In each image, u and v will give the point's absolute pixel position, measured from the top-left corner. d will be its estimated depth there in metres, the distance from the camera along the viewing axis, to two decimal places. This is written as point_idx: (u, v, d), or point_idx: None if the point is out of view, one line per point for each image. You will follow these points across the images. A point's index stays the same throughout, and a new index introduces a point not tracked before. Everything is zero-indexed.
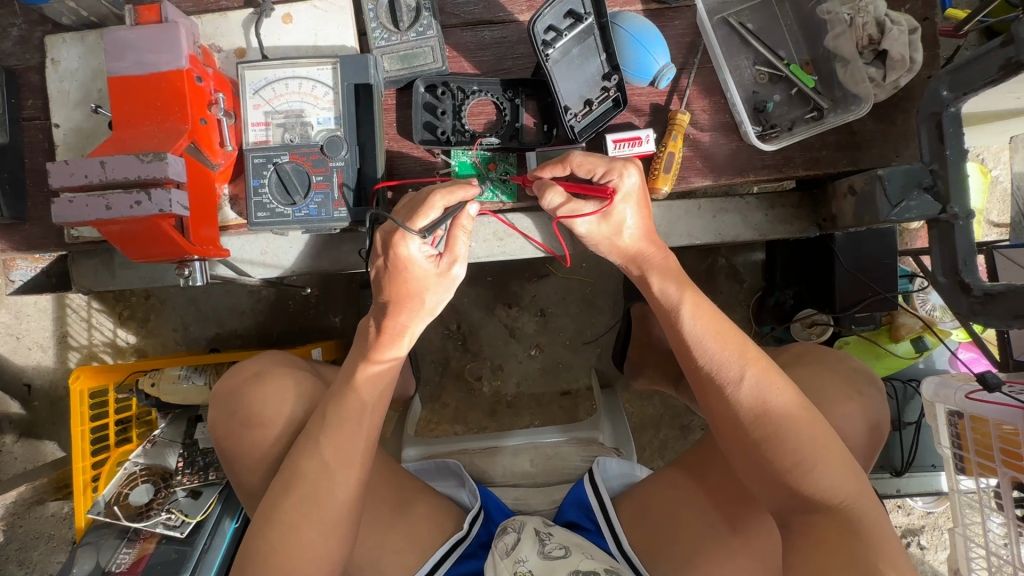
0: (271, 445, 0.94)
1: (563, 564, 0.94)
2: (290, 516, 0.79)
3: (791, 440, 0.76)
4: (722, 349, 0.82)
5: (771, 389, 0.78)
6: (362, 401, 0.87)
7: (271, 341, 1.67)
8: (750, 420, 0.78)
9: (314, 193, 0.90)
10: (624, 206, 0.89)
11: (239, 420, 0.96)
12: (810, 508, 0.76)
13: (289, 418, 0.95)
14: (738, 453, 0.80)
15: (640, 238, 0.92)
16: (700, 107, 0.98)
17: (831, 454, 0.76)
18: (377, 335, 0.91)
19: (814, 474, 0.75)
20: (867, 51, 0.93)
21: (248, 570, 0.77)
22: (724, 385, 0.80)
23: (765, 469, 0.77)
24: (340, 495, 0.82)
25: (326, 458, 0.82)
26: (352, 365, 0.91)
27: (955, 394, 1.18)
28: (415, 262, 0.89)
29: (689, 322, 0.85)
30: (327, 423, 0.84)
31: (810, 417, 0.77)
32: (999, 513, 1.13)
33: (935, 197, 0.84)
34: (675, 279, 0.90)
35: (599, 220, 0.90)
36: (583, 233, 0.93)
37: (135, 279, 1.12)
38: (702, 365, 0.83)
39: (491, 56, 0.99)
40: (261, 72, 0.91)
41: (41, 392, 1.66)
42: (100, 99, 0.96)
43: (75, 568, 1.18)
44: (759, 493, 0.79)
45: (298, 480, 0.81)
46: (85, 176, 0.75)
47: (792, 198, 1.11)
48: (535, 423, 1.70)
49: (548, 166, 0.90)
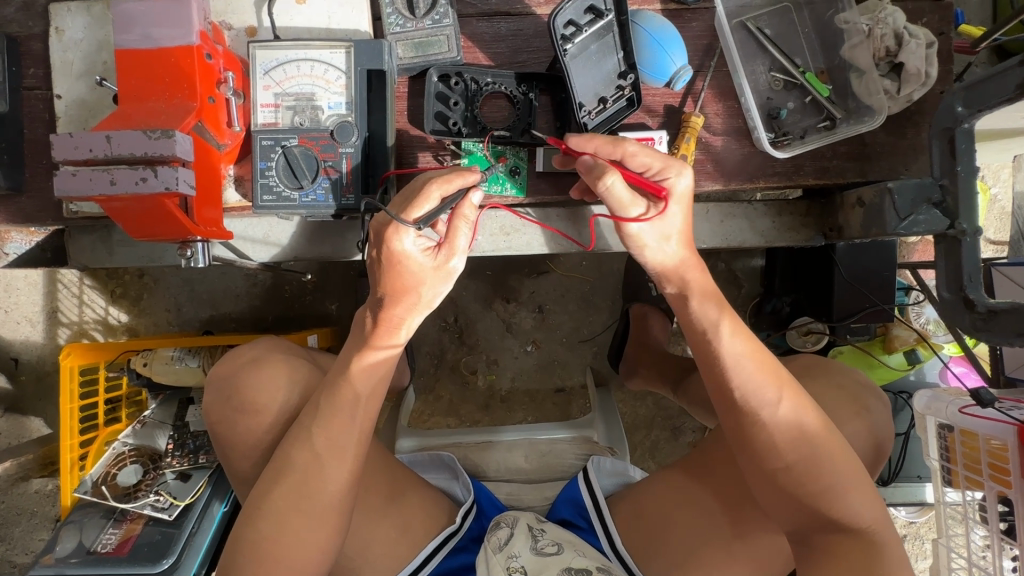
0: (265, 432, 0.93)
1: (555, 561, 0.96)
2: (280, 505, 0.80)
3: (825, 464, 0.78)
4: (760, 372, 0.81)
5: (806, 413, 0.79)
6: (355, 393, 0.85)
7: (265, 326, 1.66)
8: (786, 444, 0.79)
9: (321, 178, 0.88)
10: (674, 208, 0.86)
11: (232, 405, 0.95)
12: (833, 527, 0.80)
13: (283, 404, 0.95)
14: (768, 476, 0.81)
15: (683, 248, 0.87)
16: (714, 110, 0.97)
17: (855, 475, 0.80)
18: (373, 327, 0.88)
19: (844, 497, 0.78)
20: (884, 63, 0.92)
21: (240, 558, 0.79)
22: (762, 408, 0.80)
23: (797, 491, 0.79)
24: (331, 487, 0.82)
25: (317, 447, 0.83)
26: (348, 355, 0.89)
27: (948, 407, 1.21)
28: (410, 257, 0.83)
29: (726, 343, 0.83)
30: (320, 414, 0.84)
31: (838, 442, 0.80)
32: (982, 526, 1.17)
33: (943, 212, 0.84)
34: (713, 298, 0.86)
35: (652, 218, 0.85)
36: (631, 233, 0.85)
37: (133, 258, 1.07)
38: (738, 388, 0.81)
39: (505, 48, 0.98)
40: (273, 52, 0.88)
41: (28, 367, 1.64)
42: (105, 71, 0.94)
43: (59, 545, 1.19)
44: (782, 513, 0.82)
45: (288, 474, 0.81)
46: (90, 150, 0.71)
47: (800, 206, 1.09)
48: (527, 419, 1.71)
49: (604, 148, 0.84)
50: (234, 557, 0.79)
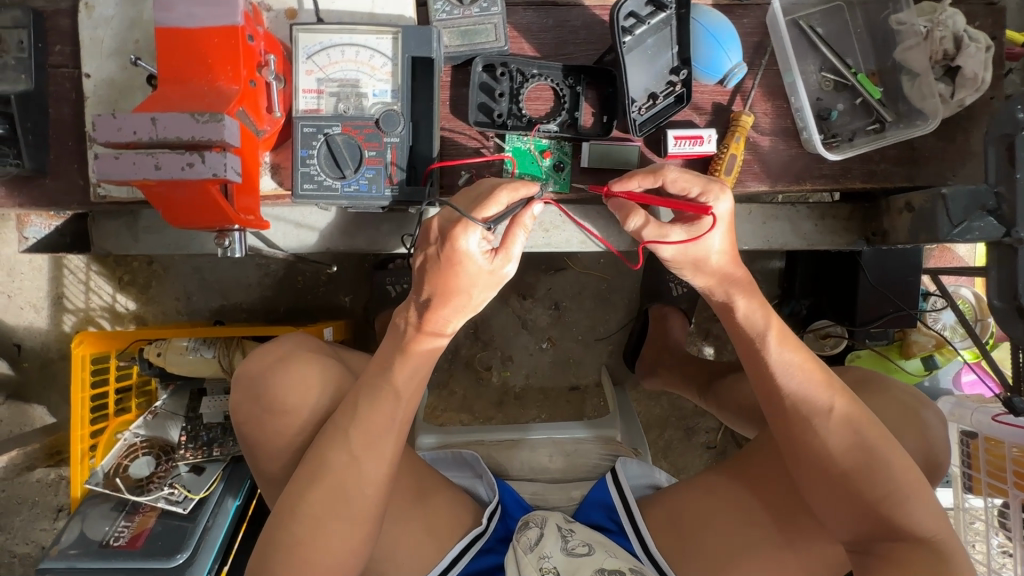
0: (296, 434, 0.91)
1: (588, 563, 0.94)
2: (315, 508, 0.77)
3: (883, 472, 0.77)
4: (811, 379, 0.81)
5: (862, 421, 0.79)
6: (396, 391, 0.83)
7: (277, 318, 1.63)
8: (840, 451, 0.78)
9: (365, 168, 0.86)
10: (713, 233, 0.83)
11: (262, 407, 0.93)
12: (896, 538, 0.78)
13: (315, 407, 0.91)
14: (823, 484, 0.80)
15: (727, 262, 0.85)
16: (763, 110, 0.96)
17: (917, 484, 0.78)
18: (416, 330, 0.85)
19: (906, 505, 0.77)
20: (939, 66, 0.91)
21: (273, 561, 0.76)
22: (814, 415, 0.80)
23: (855, 500, 0.78)
24: (367, 490, 0.80)
25: (354, 450, 0.80)
26: (387, 356, 0.86)
27: (972, 413, 1.22)
28: (471, 259, 0.81)
29: (776, 352, 0.83)
30: (358, 416, 0.81)
31: (897, 450, 0.79)
32: (1001, 534, 1.17)
33: (998, 220, 0.83)
34: (762, 307, 0.87)
35: (687, 245, 0.83)
36: (668, 259, 0.85)
37: (158, 245, 1.04)
38: (789, 395, 0.82)
39: (551, 39, 0.95)
40: (316, 35, 0.85)
41: (31, 353, 1.59)
42: (137, 51, 0.91)
43: (64, 536, 1.16)
44: (839, 523, 0.80)
45: (325, 474, 0.79)
46: (134, 133, 0.68)
47: (842, 209, 1.08)
48: (541, 417, 1.69)
49: (638, 177, 0.83)
50: (265, 557, 0.77)
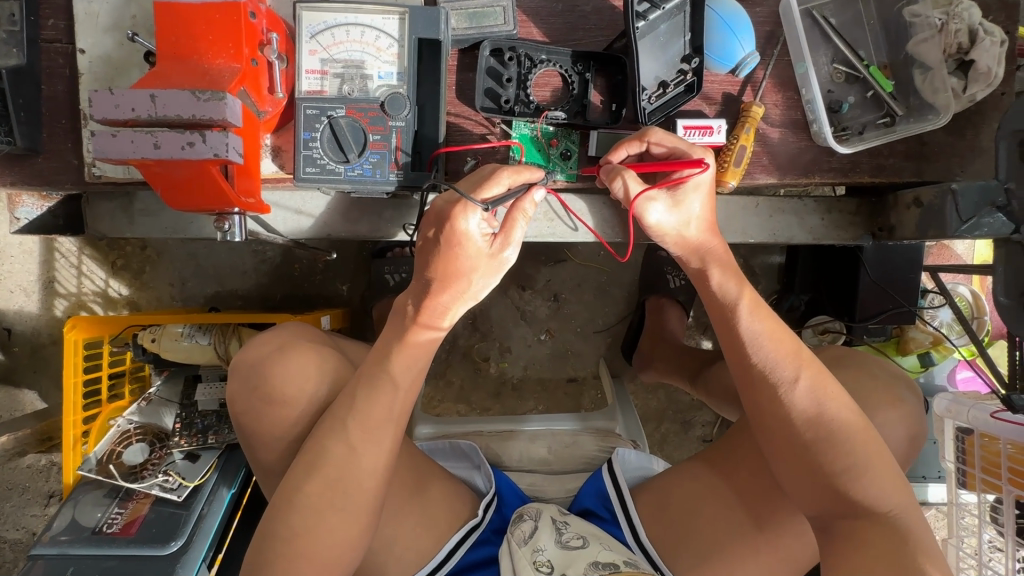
0: (293, 424, 0.89)
1: (581, 555, 0.94)
2: (314, 500, 0.76)
3: (844, 445, 0.76)
4: (779, 349, 0.80)
5: (826, 393, 0.78)
6: (395, 382, 0.82)
7: (273, 305, 1.61)
8: (802, 421, 0.78)
9: (369, 152, 0.84)
10: (692, 196, 0.83)
11: (260, 397, 0.91)
12: (855, 512, 0.77)
13: (312, 397, 0.90)
14: (785, 455, 0.79)
15: (705, 231, 0.85)
16: (773, 101, 0.94)
17: (879, 459, 0.77)
18: (415, 315, 0.83)
19: (863, 480, 0.76)
20: (953, 60, 0.90)
21: (269, 554, 0.75)
22: (779, 385, 0.79)
23: (815, 472, 0.77)
24: (367, 483, 0.78)
25: (353, 440, 0.78)
26: (385, 344, 0.84)
27: (971, 412, 1.20)
28: (471, 239, 0.79)
29: (746, 322, 0.82)
30: (355, 405, 0.80)
31: (863, 424, 0.78)
32: (994, 528, 1.18)
33: (1007, 216, 0.82)
34: (734, 275, 0.85)
35: (669, 209, 0.83)
36: (652, 225, 0.84)
37: (154, 229, 1.02)
38: (756, 364, 0.81)
39: (561, 24, 0.93)
40: (321, 14, 0.83)
41: (22, 338, 1.57)
42: (134, 27, 0.88)
43: (55, 522, 1.15)
44: (800, 495, 0.79)
45: (324, 463, 0.77)
46: (132, 110, 0.66)
47: (850, 204, 1.07)
48: (539, 408, 1.69)
49: (623, 144, 0.84)
50: (262, 552, 0.76)
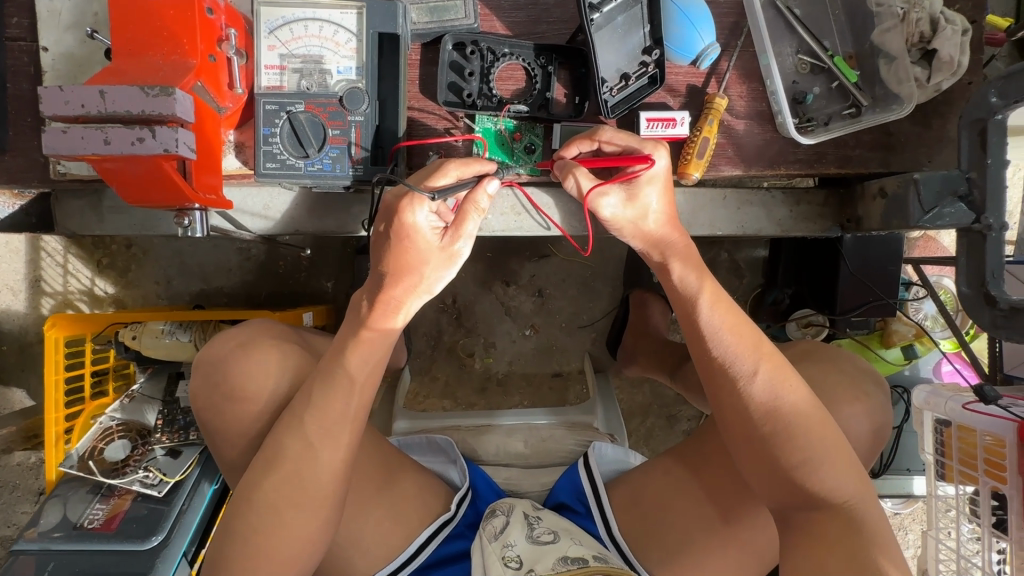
0: (254, 420, 0.90)
1: (551, 550, 0.94)
2: (272, 496, 0.77)
3: (801, 439, 0.76)
4: (739, 342, 0.80)
5: (784, 386, 0.78)
6: (351, 379, 0.81)
7: (258, 303, 1.61)
8: (760, 414, 0.78)
9: (328, 147, 0.84)
10: (648, 189, 0.82)
11: (220, 393, 0.91)
12: (813, 505, 0.77)
13: (272, 394, 0.90)
14: (745, 448, 0.79)
15: (664, 223, 0.85)
16: (738, 93, 0.94)
17: (835, 451, 0.77)
18: (369, 309, 0.83)
19: (819, 473, 0.76)
20: (916, 49, 0.90)
21: (229, 549, 0.76)
22: (739, 378, 0.79)
23: (773, 465, 0.77)
24: (326, 479, 0.79)
25: (309, 437, 0.79)
26: (343, 340, 0.84)
27: (948, 403, 1.21)
28: (420, 232, 0.80)
29: (706, 314, 0.82)
30: (312, 401, 0.80)
31: (821, 417, 0.78)
32: (972, 520, 1.18)
33: (969, 206, 0.82)
34: (695, 266, 0.85)
35: (624, 203, 0.83)
36: (608, 219, 0.84)
37: (125, 226, 1.02)
38: (716, 357, 0.81)
39: (523, 17, 0.93)
40: (279, 9, 0.83)
41: (10, 336, 1.58)
42: (96, 24, 0.88)
43: (43, 519, 1.16)
44: (761, 489, 0.80)
45: (280, 461, 0.78)
46: (82, 106, 0.66)
47: (819, 195, 1.07)
48: (524, 403, 1.69)
49: (575, 141, 0.85)
50: (223, 546, 0.77)
